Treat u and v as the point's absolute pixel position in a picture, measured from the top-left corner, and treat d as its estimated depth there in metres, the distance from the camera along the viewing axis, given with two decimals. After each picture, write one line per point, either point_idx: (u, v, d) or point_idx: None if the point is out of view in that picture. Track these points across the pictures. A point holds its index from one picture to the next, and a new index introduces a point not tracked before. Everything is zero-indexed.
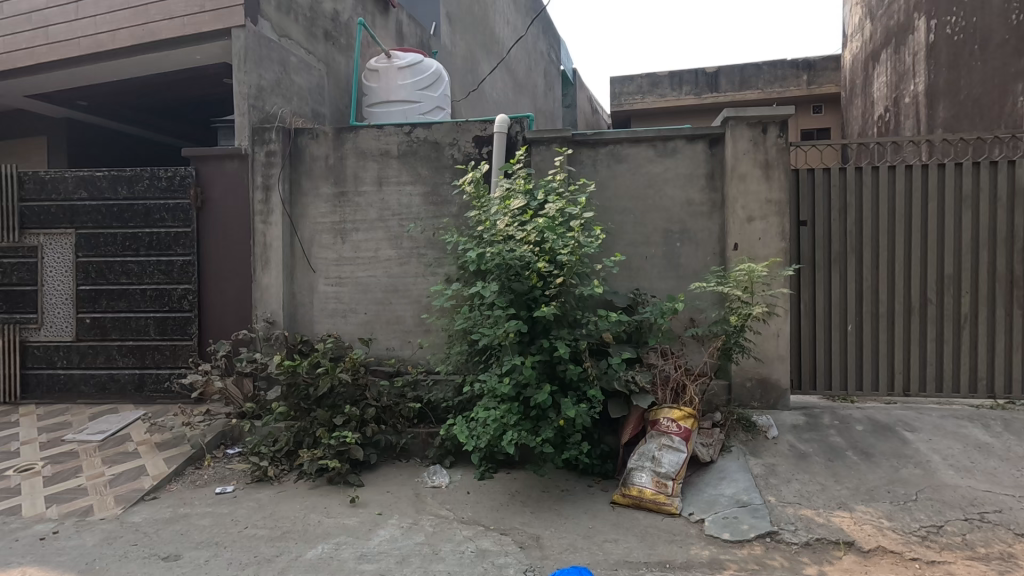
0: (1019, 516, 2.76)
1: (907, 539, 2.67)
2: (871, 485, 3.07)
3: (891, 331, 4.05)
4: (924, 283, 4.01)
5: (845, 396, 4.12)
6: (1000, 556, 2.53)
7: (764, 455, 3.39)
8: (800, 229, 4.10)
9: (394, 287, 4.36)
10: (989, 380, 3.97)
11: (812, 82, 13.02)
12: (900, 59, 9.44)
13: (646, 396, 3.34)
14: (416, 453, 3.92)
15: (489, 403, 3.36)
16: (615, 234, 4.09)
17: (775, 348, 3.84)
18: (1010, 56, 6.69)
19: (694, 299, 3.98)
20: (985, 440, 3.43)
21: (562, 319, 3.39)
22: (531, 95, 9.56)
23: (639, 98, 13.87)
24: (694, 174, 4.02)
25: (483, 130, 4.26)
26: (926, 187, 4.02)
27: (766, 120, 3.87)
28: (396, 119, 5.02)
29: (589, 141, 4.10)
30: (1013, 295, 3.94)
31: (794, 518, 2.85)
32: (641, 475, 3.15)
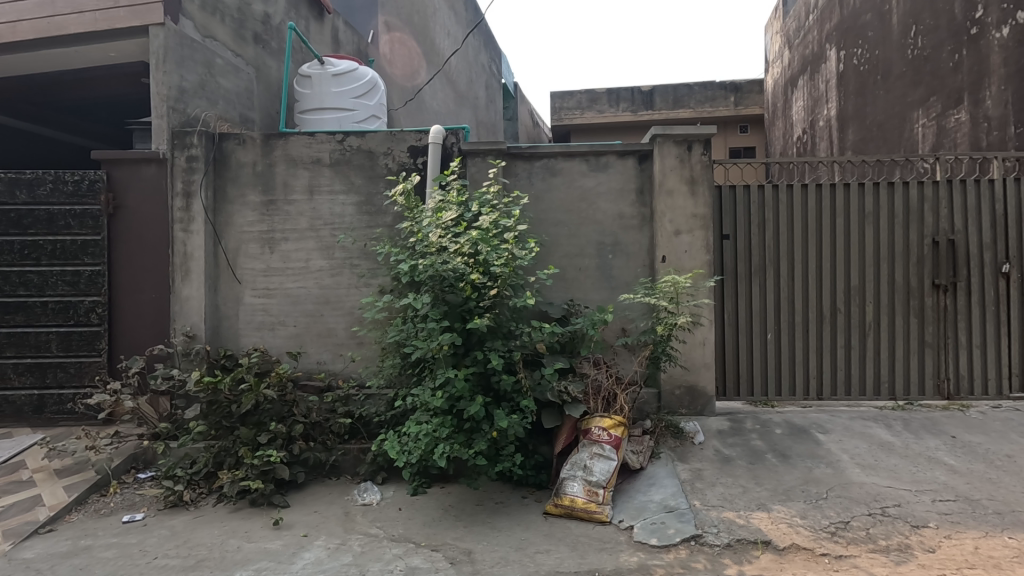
0: (916, 509, 2.99)
1: (818, 536, 2.82)
2: (787, 486, 3.24)
3: (806, 339, 4.31)
4: (835, 294, 4.31)
5: (766, 401, 4.34)
6: (898, 548, 2.73)
7: (690, 460, 3.51)
8: (724, 242, 4.31)
9: (326, 298, 4.23)
10: (890, 383, 4.29)
11: (739, 103, 13.80)
12: (815, 85, 10.20)
13: (579, 405, 3.38)
14: (347, 469, 3.80)
15: (421, 417, 3.30)
16: (550, 246, 4.15)
17: (701, 356, 4.00)
18: (906, 86, 7.40)
19: (625, 309, 4.09)
20: (887, 439, 3.70)
21: (496, 330, 3.39)
22: (473, 107, 9.57)
23: (579, 113, 14.29)
24: (625, 189, 4.15)
25: (418, 140, 4.23)
26: (834, 204, 4.33)
27: (691, 139, 4.05)
28: (330, 127, 4.89)
29: (524, 155, 4.15)
30: (910, 305, 4.28)
31: (718, 521, 2.95)
32: (573, 484, 3.18)
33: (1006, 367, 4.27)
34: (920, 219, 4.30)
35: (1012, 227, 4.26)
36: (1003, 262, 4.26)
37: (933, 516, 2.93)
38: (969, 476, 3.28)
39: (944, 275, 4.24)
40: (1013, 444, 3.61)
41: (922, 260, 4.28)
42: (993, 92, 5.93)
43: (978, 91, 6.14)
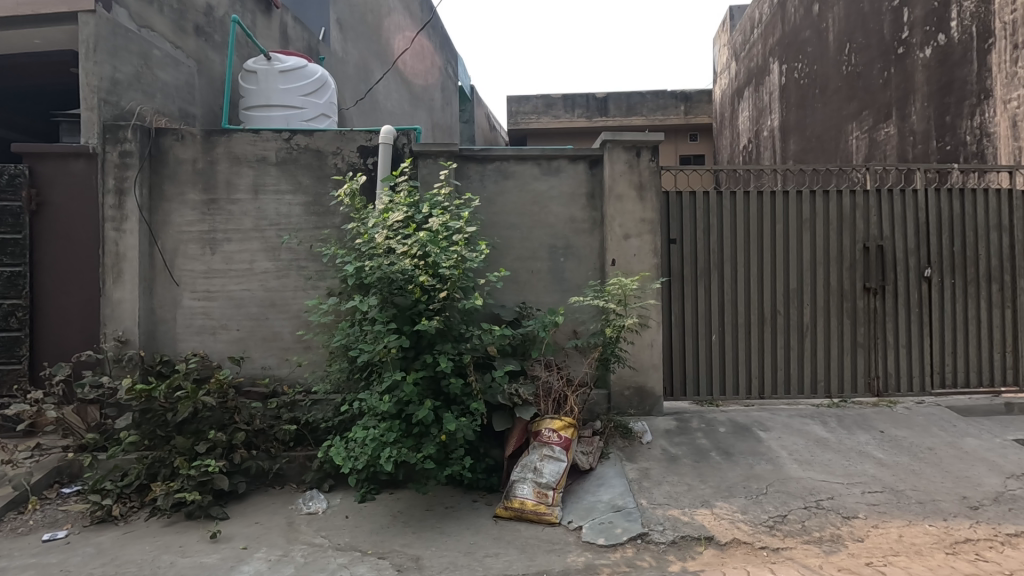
0: (847, 501, 3.14)
1: (757, 530, 2.92)
2: (730, 482, 3.34)
3: (748, 339, 4.47)
4: (775, 296, 4.49)
5: (711, 401, 4.47)
6: (831, 539, 2.86)
7: (638, 460, 3.58)
8: (671, 246, 4.42)
9: (271, 301, 4.09)
10: (826, 381, 4.51)
11: (689, 112, 14.27)
12: (759, 97, 10.66)
13: (529, 408, 3.39)
14: (292, 478, 3.68)
15: (369, 422, 3.24)
16: (501, 249, 4.16)
17: (649, 357, 4.09)
18: (841, 100, 7.83)
19: (576, 312, 4.14)
20: (823, 435, 3.88)
21: (446, 332, 3.36)
22: (428, 109, 9.46)
23: (535, 118, 14.42)
24: (576, 193, 4.20)
25: (368, 140, 4.16)
26: (774, 210, 4.52)
27: (640, 145, 4.14)
28: (276, 124, 4.74)
29: (477, 157, 4.14)
30: (844, 307, 4.50)
31: (663, 519, 3.01)
32: (523, 486, 3.19)
33: (929, 365, 4.55)
34: (852, 226, 4.54)
35: (934, 234, 4.56)
36: (926, 266, 4.54)
37: (862, 507, 3.09)
38: (895, 468, 3.48)
39: (874, 279, 4.49)
40: (935, 437, 3.85)
41: (854, 265, 4.52)
42: (918, 108, 6.37)
43: (905, 107, 6.58)
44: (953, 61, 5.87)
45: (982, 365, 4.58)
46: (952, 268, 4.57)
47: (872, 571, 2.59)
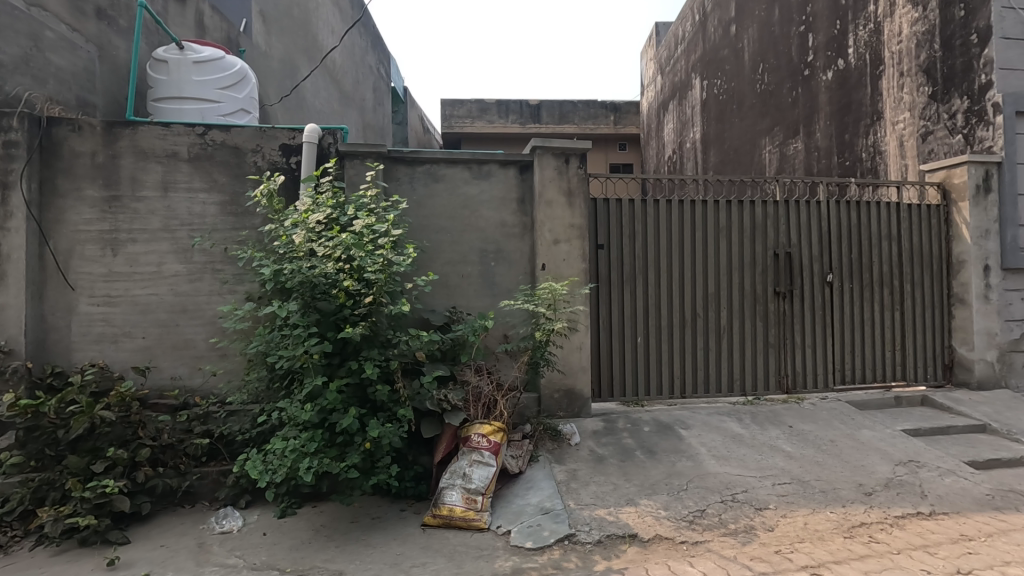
0: (759, 493, 3.33)
1: (678, 525, 3.03)
2: (653, 480, 3.45)
3: (671, 341, 4.66)
4: (695, 300, 4.71)
5: (637, 401, 4.61)
6: (744, 530, 3.01)
7: (567, 462, 3.63)
8: (599, 251, 4.53)
9: (182, 306, 3.82)
10: (741, 380, 4.77)
11: (618, 123, 14.82)
12: (682, 110, 11.22)
13: (458, 413, 3.35)
14: (204, 495, 3.45)
15: (289, 432, 3.09)
16: (431, 252, 4.10)
17: (578, 360, 4.18)
18: (756, 116, 8.38)
19: (506, 316, 4.15)
20: (738, 431, 4.10)
21: (373, 338, 3.27)
22: (360, 109, 9.18)
23: (469, 122, 14.40)
24: (507, 198, 4.22)
25: (291, 139, 3.99)
26: (695, 218, 4.74)
27: (568, 152, 4.23)
28: (190, 118, 4.43)
29: (406, 159, 4.07)
30: (757, 310, 4.79)
31: (590, 519, 3.06)
32: (451, 493, 3.14)
33: (832, 363, 4.93)
34: (764, 234, 4.84)
35: (835, 242, 4.94)
36: (828, 272, 4.92)
37: (772, 498, 3.28)
38: (801, 460, 3.73)
39: (784, 284, 4.81)
40: (835, 430, 4.16)
41: (766, 270, 4.82)
42: (821, 126, 6.94)
43: (811, 125, 7.14)
44: (850, 84, 6.44)
45: (876, 362, 5.01)
46: (851, 274, 4.97)
47: (781, 557, 2.75)
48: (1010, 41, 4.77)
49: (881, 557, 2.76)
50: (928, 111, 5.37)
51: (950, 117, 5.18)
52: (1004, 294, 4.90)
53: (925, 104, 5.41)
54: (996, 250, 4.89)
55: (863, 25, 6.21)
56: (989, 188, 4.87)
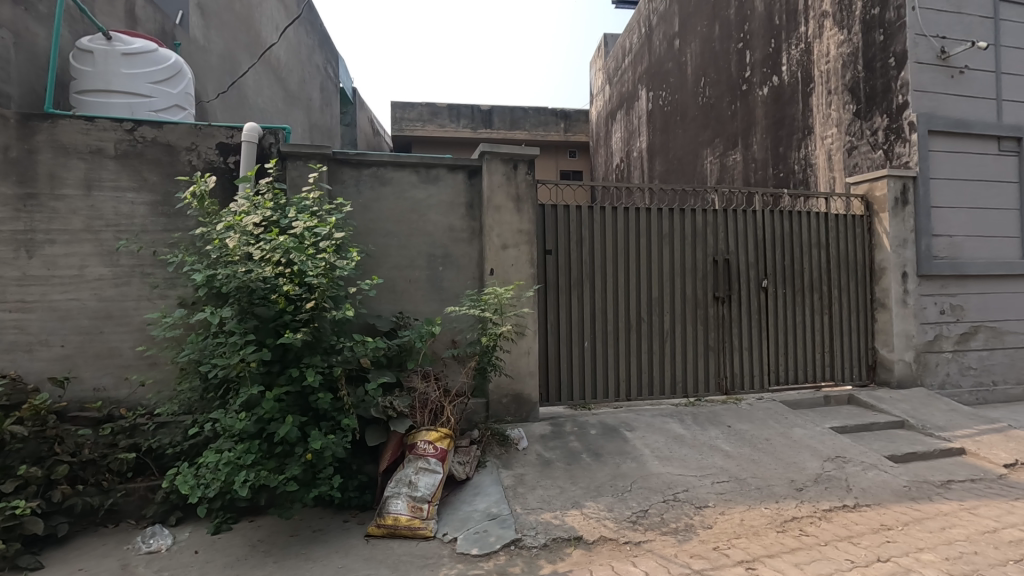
0: (700, 492, 3.44)
1: (621, 526, 3.09)
2: (598, 482, 3.50)
3: (617, 345, 4.76)
4: (640, 304, 4.83)
5: (584, 405, 4.67)
6: (684, 528, 3.10)
7: (514, 466, 3.64)
8: (547, 256, 4.57)
9: (106, 312, 3.59)
10: (683, 382, 4.92)
11: (569, 130, 15.09)
12: (630, 120, 11.54)
13: (404, 420, 3.30)
14: (130, 513, 3.24)
15: (224, 444, 2.96)
16: (377, 257, 4.03)
17: (526, 365, 4.21)
18: (699, 127, 8.73)
19: (453, 321, 4.12)
20: (680, 432, 4.22)
21: (315, 344, 3.16)
22: (306, 109, 8.92)
23: (419, 125, 14.28)
24: (455, 203, 4.20)
25: (229, 137, 3.83)
26: (639, 225, 4.86)
27: (516, 158, 4.25)
28: (119, 113, 4.21)
29: (351, 161, 3.99)
30: (697, 315, 4.97)
31: (536, 523, 3.06)
32: (397, 501, 3.08)
33: (767, 365, 5.16)
34: (704, 241, 5.02)
35: (770, 250, 5.19)
36: (764, 278, 5.15)
37: (712, 496, 3.40)
38: (739, 458, 3.88)
39: (722, 289, 5.01)
40: (770, 428, 4.36)
41: (706, 276, 5.00)
42: (758, 139, 7.30)
43: (748, 138, 7.50)
44: (784, 100, 6.80)
45: (807, 363, 5.29)
46: (784, 280, 5.23)
47: (719, 554, 2.84)
48: (923, 65, 5.16)
49: (810, 549, 2.90)
50: (853, 128, 5.74)
51: (872, 133, 5.55)
52: (919, 299, 5.28)
53: (850, 121, 5.77)
54: (912, 258, 5.26)
55: (795, 45, 6.58)
56: (906, 200, 5.24)
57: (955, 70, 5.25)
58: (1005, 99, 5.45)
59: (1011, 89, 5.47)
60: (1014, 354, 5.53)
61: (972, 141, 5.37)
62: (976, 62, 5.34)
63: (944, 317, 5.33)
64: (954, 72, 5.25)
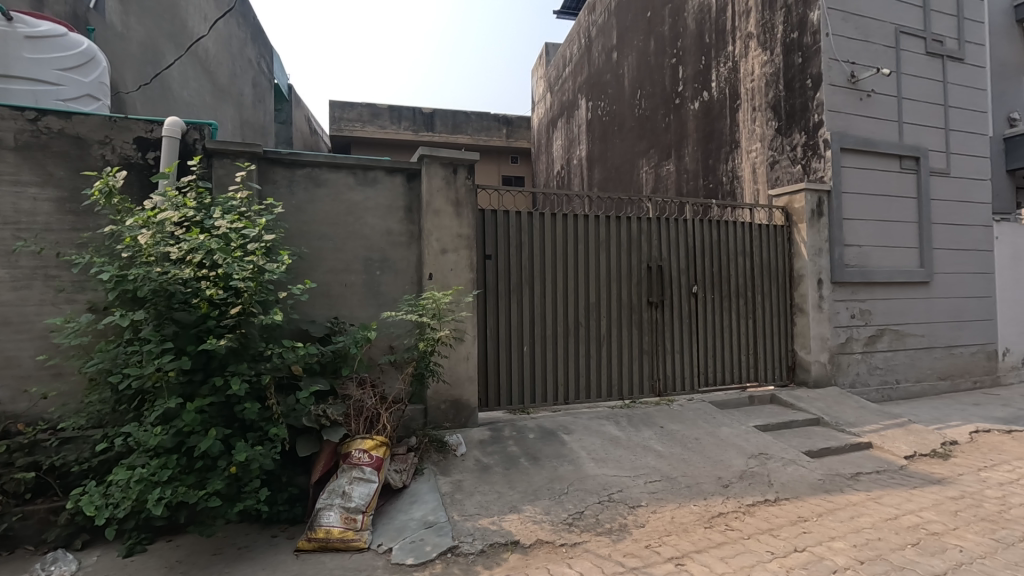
0: (633, 492, 3.53)
1: (557, 528, 3.12)
2: (536, 486, 3.53)
3: (555, 349, 4.83)
4: (578, 309, 4.92)
5: (523, 409, 4.70)
6: (618, 528, 3.17)
7: (452, 473, 3.60)
8: (487, 261, 4.57)
9: (2, 318, 3.27)
10: (619, 385, 5.05)
11: (511, 136, 15.23)
12: (570, 128, 11.80)
13: (338, 429, 3.21)
14: (27, 539, 2.96)
15: (137, 460, 2.76)
16: (310, 260, 3.89)
17: (464, 370, 4.20)
18: (635, 138, 9.03)
19: (391, 327, 4.04)
20: (616, 433, 4.33)
21: (241, 352, 3.02)
22: (237, 105, 8.50)
23: (359, 126, 13.97)
24: (393, 206, 4.13)
25: (148, 132, 3.60)
26: (578, 232, 4.96)
27: (456, 162, 4.24)
28: (21, 101, 3.82)
29: (284, 161, 3.85)
30: (632, 319, 5.13)
31: (473, 529, 3.04)
32: (329, 513, 2.96)
33: (697, 367, 5.39)
34: (639, 248, 5.19)
35: (700, 257, 5.43)
36: (694, 284, 5.38)
37: (645, 496, 3.50)
38: (670, 458, 4.02)
39: (655, 294, 5.19)
40: (699, 428, 4.55)
41: (640, 282, 5.17)
42: (690, 151, 7.65)
43: (681, 149, 7.84)
44: (713, 115, 7.16)
45: (734, 365, 5.56)
46: (712, 285, 5.48)
47: (650, 551, 2.92)
48: (836, 87, 5.58)
49: (735, 543, 3.04)
50: (775, 143, 6.11)
51: (791, 149, 5.94)
52: (833, 304, 5.68)
53: (772, 136, 6.15)
54: (827, 267, 5.65)
55: (723, 63, 6.94)
56: (822, 213, 5.62)
57: (863, 93, 5.70)
58: (906, 122, 5.97)
59: (910, 113, 6.00)
60: (914, 355, 6.05)
61: (878, 159, 5.85)
62: (881, 87, 5.82)
63: (854, 321, 5.76)
64: (862, 96, 5.70)
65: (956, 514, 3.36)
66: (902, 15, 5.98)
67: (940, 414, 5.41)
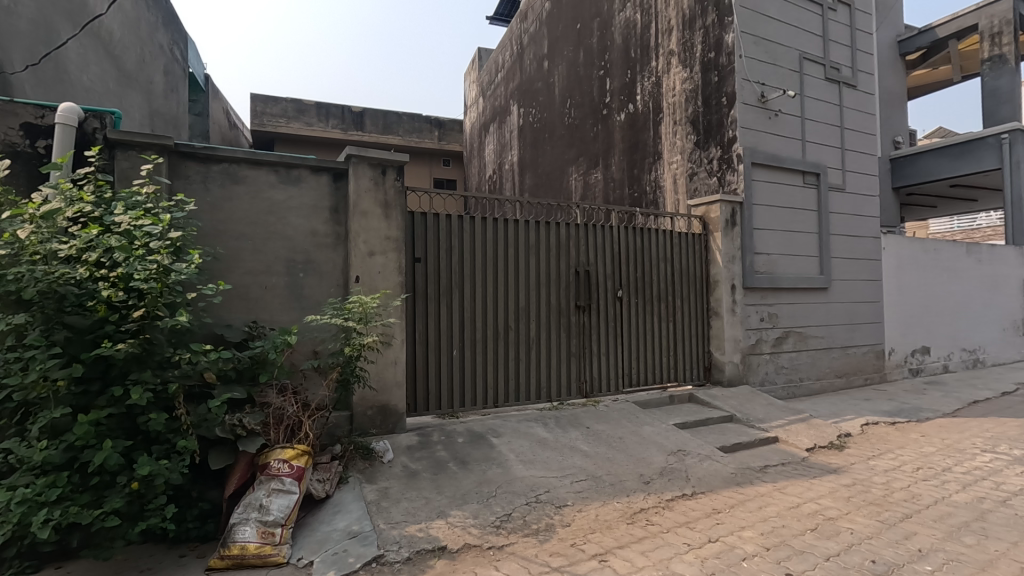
0: (560, 492, 3.61)
1: (485, 532, 3.12)
2: (464, 490, 3.52)
3: (484, 353, 4.84)
4: (508, 313, 4.97)
5: (452, 413, 4.67)
6: (545, 528, 3.22)
7: (379, 480, 3.51)
8: (416, 264, 4.52)
9: None
10: (547, 387, 5.14)
11: (442, 139, 15.18)
12: (502, 133, 11.92)
13: (256, 439, 3.05)
14: None
15: (20, 479, 2.49)
16: (227, 261, 3.69)
17: (392, 375, 4.13)
18: (565, 145, 9.26)
19: (314, 332, 3.89)
20: (544, 435, 4.40)
21: (145, 358, 2.80)
22: (145, 93, 7.89)
23: (283, 122, 13.38)
24: (318, 206, 3.99)
25: (39, 117, 3.28)
26: (508, 236, 5.00)
27: (385, 163, 4.15)
28: None
29: (198, 155, 3.64)
30: (561, 322, 5.24)
31: (399, 537, 2.96)
32: (244, 529, 2.79)
33: (622, 368, 5.58)
34: (567, 253, 5.31)
35: (625, 263, 5.64)
36: (619, 289, 5.58)
37: (571, 495, 3.58)
38: (596, 457, 4.14)
39: (583, 298, 5.33)
40: (623, 427, 4.72)
41: (568, 286, 5.29)
42: (616, 161, 7.93)
43: (608, 158, 8.12)
44: (638, 127, 7.47)
45: (655, 367, 5.80)
46: (636, 290, 5.70)
47: (575, 549, 2.99)
48: (747, 106, 5.98)
49: (654, 537, 3.17)
50: (694, 156, 6.47)
51: (708, 162, 6.30)
52: (744, 308, 6.08)
53: (691, 149, 6.51)
54: (739, 273, 6.04)
55: (647, 77, 7.26)
56: (734, 222, 6.00)
57: (771, 112, 6.16)
58: (808, 141, 6.51)
59: (812, 133, 6.54)
60: (815, 355, 6.57)
61: (784, 174, 6.32)
62: (787, 108, 6.31)
63: (763, 323, 6.19)
64: (771, 115, 6.15)
65: (848, 500, 3.68)
66: (804, 43, 6.52)
67: (836, 409, 5.91)
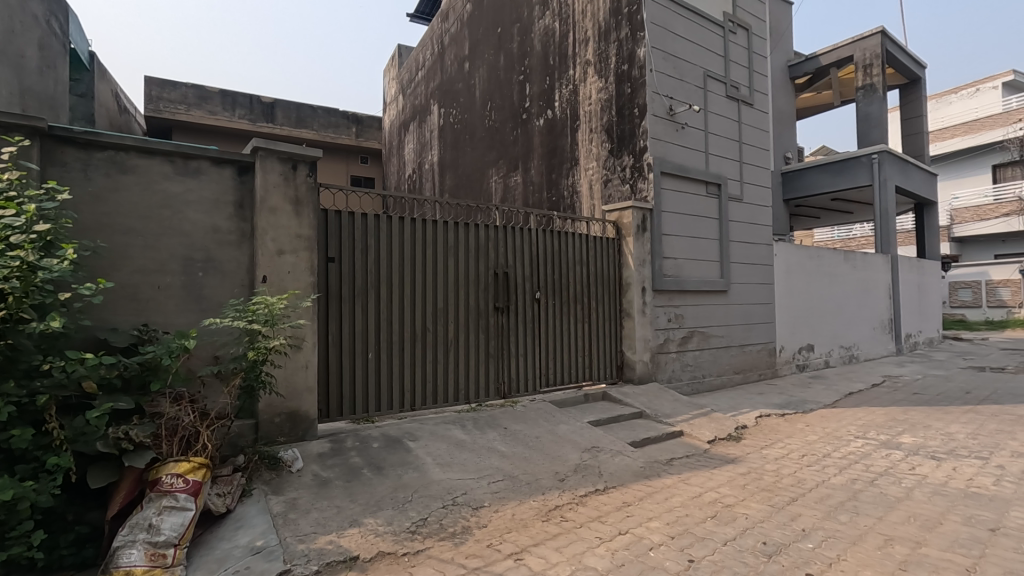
0: (476, 493, 3.61)
1: (399, 538, 3.04)
2: (378, 497, 3.42)
3: (401, 355, 4.74)
4: (426, 314, 4.90)
5: (367, 418, 4.53)
6: (461, 531, 3.20)
7: (286, 491, 3.33)
8: (329, 264, 4.34)
9: None
10: (465, 389, 5.12)
11: (360, 135, 14.76)
12: (422, 133, 11.78)
13: (144, 453, 2.77)
14: None
15: None
16: (112, 258, 3.36)
17: (302, 379, 3.94)
18: (485, 147, 9.31)
19: (215, 335, 3.63)
20: (461, 437, 4.38)
21: (8, 366, 2.53)
22: (14, 68, 7.00)
23: (183, 109, 12.40)
24: (221, 201, 3.73)
25: None
26: (426, 237, 4.93)
27: (296, 158, 3.95)
28: None
29: (77, 141, 3.29)
30: (479, 324, 5.24)
31: (308, 551, 2.81)
32: (130, 552, 2.54)
33: (539, 368, 5.68)
34: (486, 255, 5.33)
35: (543, 265, 5.74)
36: (537, 290, 5.68)
37: (488, 496, 3.60)
38: (513, 457, 4.18)
39: (501, 299, 5.37)
40: (540, 427, 4.80)
41: (487, 288, 5.31)
42: (535, 164, 8.09)
43: (528, 162, 8.26)
44: (556, 132, 7.65)
45: (571, 367, 5.96)
46: (554, 291, 5.83)
47: (491, 550, 3.00)
48: (657, 118, 6.30)
49: (568, 532, 3.25)
50: (609, 163, 6.74)
51: (621, 169, 6.58)
52: (654, 309, 6.40)
53: (606, 157, 6.77)
54: (649, 276, 6.36)
55: (565, 85, 7.46)
56: (645, 228, 6.31)
57: (678, 125, 6.54)
58: (711, 154, 6.97)
59: (714, 146, 7.01)
60: (716, 353, 7.05)
61: (690, 184, 6.73)
62: (692, 121, 6.72)
63: (671, 324, 6.55)
64: (677, 127, 6.53)
65: (743, 487, 3.98)
66: (708, 61, 6.98)
67: (735, 403, 6.37)
